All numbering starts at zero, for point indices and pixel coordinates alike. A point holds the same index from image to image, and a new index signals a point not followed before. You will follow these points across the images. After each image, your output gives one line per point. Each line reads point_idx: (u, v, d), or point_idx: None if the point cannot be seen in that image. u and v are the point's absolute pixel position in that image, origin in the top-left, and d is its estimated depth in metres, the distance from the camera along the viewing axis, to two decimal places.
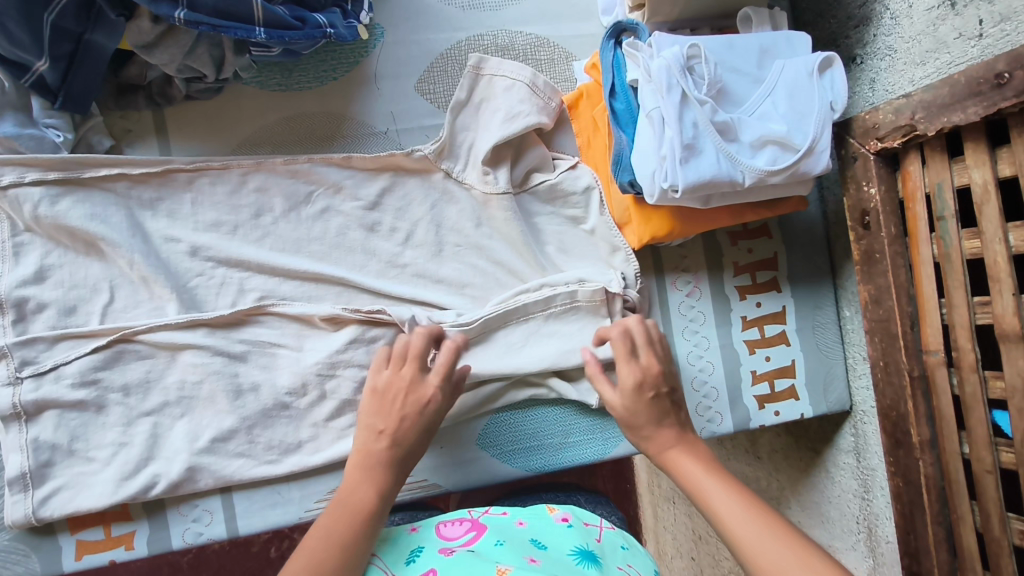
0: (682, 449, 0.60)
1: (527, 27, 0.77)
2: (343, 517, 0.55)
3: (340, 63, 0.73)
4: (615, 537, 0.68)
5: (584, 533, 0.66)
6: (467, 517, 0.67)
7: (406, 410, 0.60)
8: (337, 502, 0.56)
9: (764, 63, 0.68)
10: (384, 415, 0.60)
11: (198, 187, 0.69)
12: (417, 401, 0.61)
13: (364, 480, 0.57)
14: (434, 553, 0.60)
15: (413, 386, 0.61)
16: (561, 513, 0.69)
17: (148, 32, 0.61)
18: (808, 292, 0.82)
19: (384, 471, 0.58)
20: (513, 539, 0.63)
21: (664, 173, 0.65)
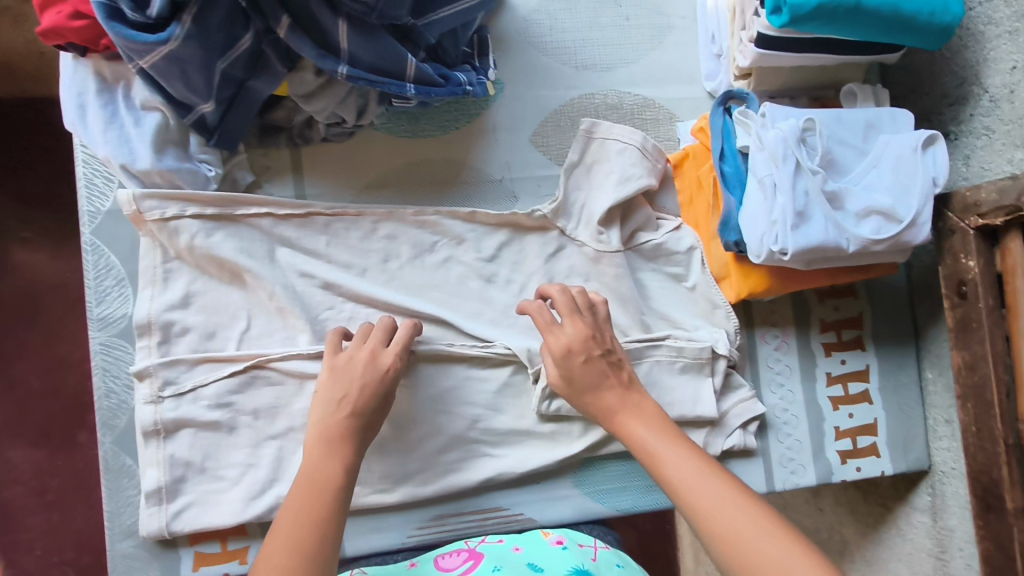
0: (625, 408, 0.65)
1: (636, 89, 0.82)
2: (315, 494, 0.57)
3: (463, 114, 0.78)
4: (611, 556, 0.69)
5: (579, 553, 0.68)
6: (466, 547, 0.71)
7: (366, 377, 0.65)
8: (302, 479, 0.58)
9: (869, 136, 0.72)
10: (342, 386, 0.65)
11: (334, 231, 0.75)
12: (365, 372, 0.65)
13: (326, 456, 0.60)
14: None
15: (364, 357, 0.66)
16: (556, 537, 0.71)
17: (310, 83, 0.66)
18: (892, 353, 0.85)
19: (343, 444, 0.62)
20: (510, 563, 0.66)
21: (773, 237, 0.68)
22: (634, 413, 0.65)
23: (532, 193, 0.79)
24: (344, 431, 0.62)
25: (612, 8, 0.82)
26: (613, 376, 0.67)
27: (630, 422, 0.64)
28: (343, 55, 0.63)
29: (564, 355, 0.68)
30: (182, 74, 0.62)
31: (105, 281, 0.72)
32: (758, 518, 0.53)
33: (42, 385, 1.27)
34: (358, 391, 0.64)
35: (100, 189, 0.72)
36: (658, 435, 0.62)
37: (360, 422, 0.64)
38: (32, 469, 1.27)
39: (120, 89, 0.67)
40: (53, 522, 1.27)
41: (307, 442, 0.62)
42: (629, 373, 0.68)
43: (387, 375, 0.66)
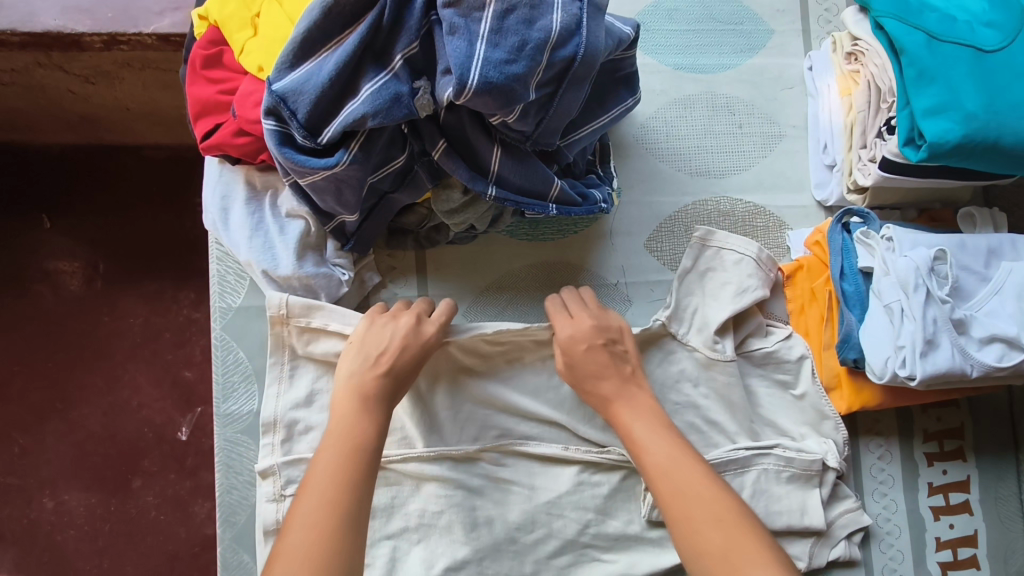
0: (621, 397, 0.68)
1: (748, 196, 0.84)
2: (355, 455, 0.59)
3: (582, 219, 0.80)
4: None
5: None
6: None
7: (407, 341, 0.67)
8: (333, 436, 0.61)
9: (990, 263, 0.73)
10: (381, 344, 0.67)
11: (456, 330, 0.77)
12: (393, 342, 0.67)
13: (359, 417, 0.62)
14: None
15: (405, 320, 0.69)
16: None
17: (456, 201, 0.68)
18: (993, 464, 0.85)
19: (374, 404, 0.63)
20: None
21: (900, 360, 0.69)
22: (629, 403, 0.67)
23: (646, 297, 0.80)
24: (377, 387, 0.65)
25: (726, 116, 0.84)
26: (629, 377, 0.69)
27: (624, 411, 0.67)
28: (492, 175, 0.65)
29: (571, 341, 0.71)
30: (336, 190, 0.64)
31: (232, 376, 0.73)
32: (722, 512, 0.58)
33: (102, 430, 1.31)
34: (394, 354, 0.66)
35: (232, 285, 0.73)
36: (643, 427, 0.65)
37: (393, 383, 0.66)
38: (86, 514, 1.28)
39: (268, 198, 0.70)
40: (104, 568, 1.27)
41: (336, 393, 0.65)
42: (630, 367, 0.70)
43: (424, 336, 0.69)
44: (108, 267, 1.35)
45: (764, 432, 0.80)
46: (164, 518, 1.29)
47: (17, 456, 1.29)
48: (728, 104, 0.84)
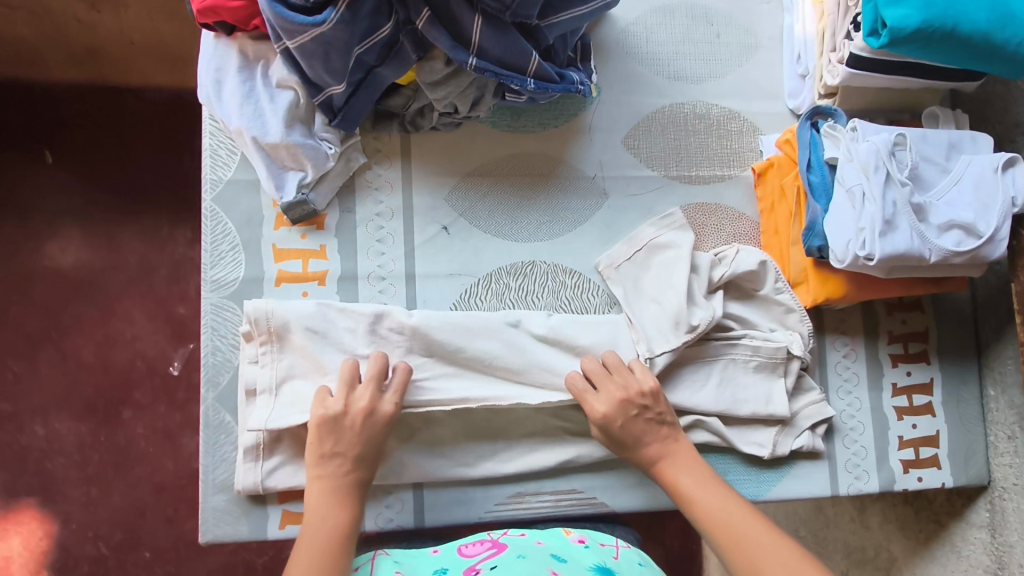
0: (665, 455, 0.72)
1: (723, 101, 0.87)
2: (337, 542, 0.63)
3: (562, 114, 0.83)
4: (632, 555, 0.73)
5: (601, 553, 0.71)
6: (489, 539, 0.74)
7: (363, 432, 0.68)
8: (312, 524, 0.64)
9: (951, 156, 0.76)
10: (347, 444, 0.68)
11: (439, 213, 0.80)
12: (353, 418, 0.68)
13: (338, 506, 0.66)
14: None
15: (357, 417, 0.68)
16: (577, 534, 0.75)
17: (439, 72, 0.70)
18: (955, 368, 0.88)
19: (352, 493, 0.67)
20: (535, 553, 0.69)
21: (860, 242, 0.72)
22: (675, 463, 0.72)
23: (622, 192, 0.84)
24: (348, 479, 0.67)
25: (704, 26, 0.88)
26: (668, 435, 0.73)
27: (670, 468, 0.72)
28: (473, 47, 0.68)
29: (611, 420, 0.72)
30: (323, 54, 0.68)
31: (221, 245, 0.76)
32: (777, 545, 0.63)
33: (96, 359, 1.26)
34: (359, 445, 0.68)
35: (224, 158, 0.77)
36: (690, 477, 0.70)
37: (362, 473, 0.68)
38: (76, 443, 1.23)
39: (259, 67, 0.73)
40: (93, 497, 1.22)
41: (310, 480, 0.68)
42: (668, 428, 0.73)
43: (380, 419, 0.69)
44: (104, 199, 1.30)
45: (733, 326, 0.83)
46: (152, 450, 1.25)
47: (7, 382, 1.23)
48: (707, 15, 0.88)
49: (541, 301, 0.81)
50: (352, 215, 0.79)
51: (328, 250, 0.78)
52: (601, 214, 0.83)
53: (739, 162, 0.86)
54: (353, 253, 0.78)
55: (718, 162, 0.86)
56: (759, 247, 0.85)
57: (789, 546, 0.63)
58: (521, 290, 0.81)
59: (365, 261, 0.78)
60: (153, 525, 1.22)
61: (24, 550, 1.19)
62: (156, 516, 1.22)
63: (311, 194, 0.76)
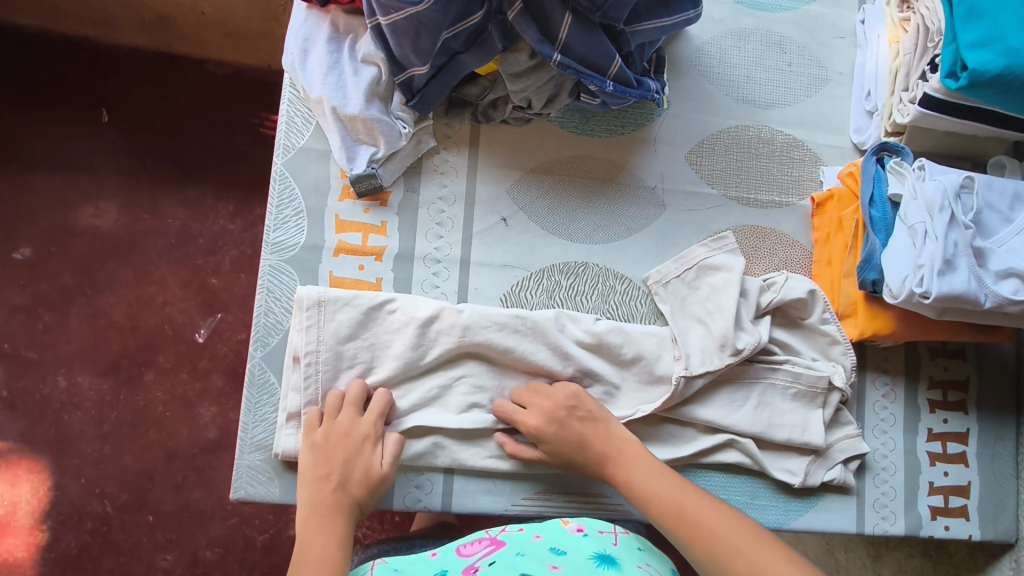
0: (614, 453, 0.71)
1: (788, 128, 0.88)
2: (323, 571, 0.60)
3: (629, 123, 0.85)
4: (631, 541, 0.71)
5: (599, 540, 0.69)
6: (488, 537, 0.73)
7: (345, 452, 0.68)
8: (298, 557, 0.62)
9: (1015, 205, 0.76)
10: (326, 464, 0.68)
11: (498, 204, 0.81)
12: (347, 446, 0.69)
13: (320, 533, 0.63)
14: (458, 573, 0.66)
15: (348, 447, 0.69)
16: (576, 524, 0.73)
17: (522, 64, 0.72)
18: (993, 421, 0.87)
19: (336, 514, 0.65)
20: (534, 550, 0.67)
21: (917, 279, 0.73)
22: (626, 461, 0.70)
23: (680, 206, 0.85)
24: (333, 500, 0.66)
25: (777, 53, 0.89)
26: (613, 435, 0.72)
27: (623, 468, 0.70)
28: (559, 43, 0.70)
29: (543, 427, 0.72)
30: (414, 32, 0.70)
31: (285, 210, 0.77)
32: (735, 530, 0.63)
33: (125, 320, 1.26)
34: (339, 465, 0.68)
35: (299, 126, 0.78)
36: (648, 470, 0.69)
37: (348, 494, 0.67)
38: (95, 399, 1.22)
39: (348, 41, 0.75)
40: (105, 455, 1.20)
41: (303, 512, 0.66)
42: (603, 425, 0.73)
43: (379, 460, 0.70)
44: (155, 166, 1.32)
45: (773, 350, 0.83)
46: (169, 415, 1.23)
47: (39, 331, 1.24)
48: (781, 43, 0.89)
49: (589, 303, 0.81)
50: (416, 195, 0.80)
51: (389, 227, 0.79)
52: (657, 224, 0.84)
53: (799, 190, 0.87)
54: (412, 233, 0.79)
55: (777, 188, 0.87)
56: (809, 276, 0.85)
57: (747, 532, 0.63)
58: (571, 290, 0.81)
59: (422, 242, 0.79)
60: (159, 490, 1.19)
61: (31, 498, 1.17)
62: (164, 482, 1.19)
63: (379, 170, 0.77)
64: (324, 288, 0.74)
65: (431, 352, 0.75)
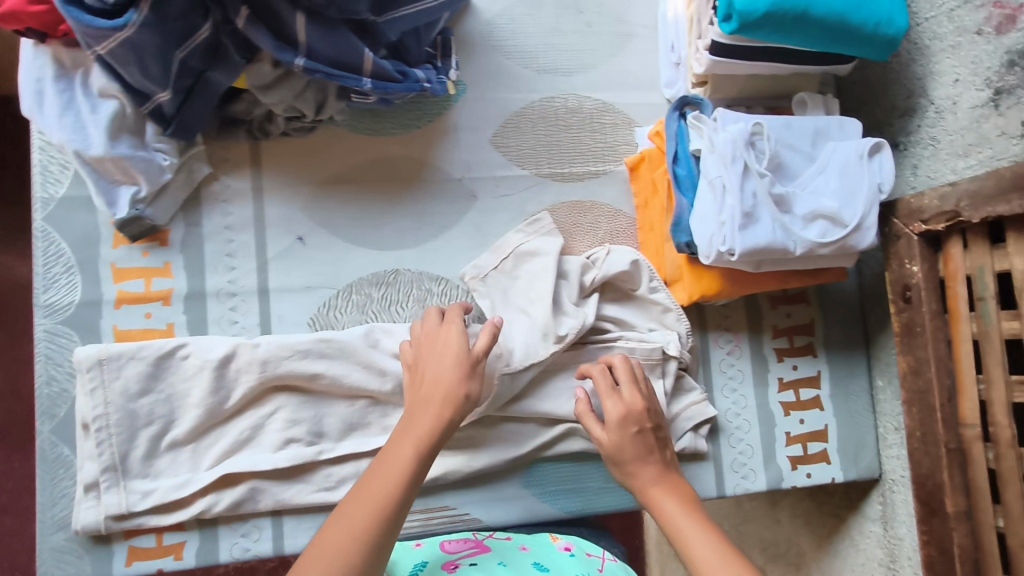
0: (658, 485, 0.66)
1: (596, 93, 0.84)
2: (382, 489, 0.56)
3: (425, 113, 0.79)
4: (617, 570, 0.70)
5: (585, 562, 0.70)
6: (472, 539, 0.74)
7: (444, 354, 0.65)
8: (363, 479, 0.57)
9: (818, 143, 0.73)
10: (424, 361, 0.66)
11: (292, 224, 0.75)
12: (444, 368, 0.64)
13: (399, 443, 0.59)
14: (439, 566, 0.67)
15: (455, 361, 0.65)
16: (565, 543, 0.74)
17: (267, 75, 0.66)
18: (842, 360, 0.87)
19: (423, 414, 0.62)
20: (517, 561, 0.68)
21: (722, 238, 0.70)
22: (668, 488, 0.65)
23: (492, 193, 0.80)
24: (426, 402, 0.63)
25: (575, 15, 0.84)
26: (656, 457, 0.68)
27: (665, 499, 0.64)
28: (301, 47, 0.64)
29: (621, 428, 0.68)
30: (137, 61, 0.62)
31: (54, 267, 0.71)
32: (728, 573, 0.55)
33: None
34: (431, 370, 0.65)
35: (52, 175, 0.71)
36: (670, 504, 0.64)
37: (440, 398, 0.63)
38: None
39: (78, 75, 0.67)
40: None
41: (415, 399, 0.63)
42: (668, 453, 0.70)
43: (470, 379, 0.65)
44: None
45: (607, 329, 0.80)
46: None
47: None
48: (577, 3, 0.84)
49: (406, 311, 0.77)
50: (198, 229, 0.74)
51: (173, 267, 0.73)
52: (469, 217, 0.79)
53: (615, 156, 0.83)
54: (199, 269, 0.73)
55: (592, 158, 0.83)
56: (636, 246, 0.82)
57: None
58: (384, 301, 0.76)
59: (212, 277, 0.74)
60: None
61: None
62: None
63: (147, 210, 0.71)
64: (105, 345, 0.69)
65: (235, 391, 0.71)
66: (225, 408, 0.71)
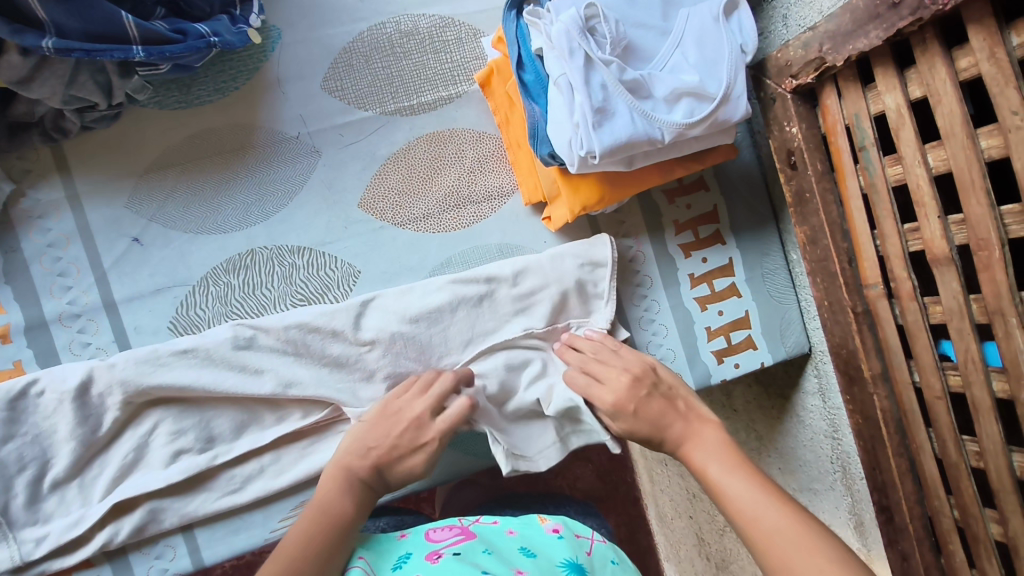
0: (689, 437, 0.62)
1: (431, 9, 0.76)
2: (328, 527, 0.55)
3: (240, 72, 0.71)
4: (605, 551, 0.69)
5: (575, 545, 0.67)
6: (457, 525, 0.69)
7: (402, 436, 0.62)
8: (313, 510, 0.57)
9: (669, 14, 0.66)
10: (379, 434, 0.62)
11: (124, 223, 0.69)
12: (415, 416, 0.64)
13: (339, 492, 0.58)
14: (421, 559, 0.61)
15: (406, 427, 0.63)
16: (553, 523, 0.72)
17: (20, 67, 0.57)
18: (753, 240, 0.81)
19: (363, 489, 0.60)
20: (502, 549, 0.64)
21: (580, 141, 0.63)
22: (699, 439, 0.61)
23: (337, 144, 0.73)
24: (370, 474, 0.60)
25: None
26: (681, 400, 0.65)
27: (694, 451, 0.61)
28: (47, 26, 0.56)
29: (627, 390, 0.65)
30: None
31: None
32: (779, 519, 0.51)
33: None
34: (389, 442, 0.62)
35: None
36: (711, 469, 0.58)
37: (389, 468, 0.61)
38: None
39: None
40: None
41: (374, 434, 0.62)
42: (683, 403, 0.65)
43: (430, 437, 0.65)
44: None
45: (490, 268, 0.71)
46: None
47: None
48: None
49: (272, 292, 0.71)
50: (19, 253, 0.67)
51: (3, 301, 0.66)
52: (318, 175, 0.72)
53: (466, 75, 0.76)
54: (33, 296, 0.67)
55: (441, 82, 0.76)
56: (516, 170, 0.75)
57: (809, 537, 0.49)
58: (246, 287, 0.70)
59: (50, 301, 0.67)
60: None
61: None
62: None
63: None
64: None
65: (105, 417, 0.65)
66: (98, 437, 0.65)
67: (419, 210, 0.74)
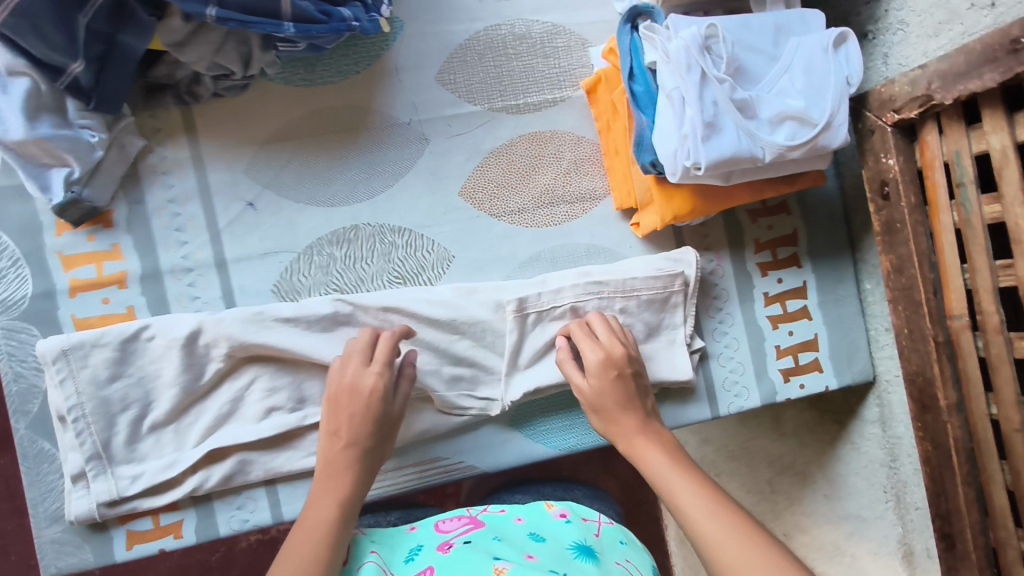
0: (641, 439, 0.63)
1: (545, 16, 0.80)
2: (320, 531, 0.57)
3: (362, 57, 0.75)
4: (615, 533, 0.72)
5: (583, 528, 0.69)
6: (467, 514, 0.71)
7: (355, 409, 0.62)
8: (297, 523, 0.58)
9: (779, 40, 0.69)
10: (337, 418, 0.63)
11: (240, 187, 0.73)
12: (361, 399, 0.62)
13: (321, 491, 0.59)
14: (433, 549, 0.63)
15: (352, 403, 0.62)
16: (560, 509, 0.73)
17: (179, 31, 0.62)
18: (829, 267, 0.83)
19: (343, 473, 0.61)
20: (510, 535, 0.66)
21: (686, 151, 0.66)
22: (651, 441, 0.63)
23: (444, 134, 0.77)
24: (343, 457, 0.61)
25: None
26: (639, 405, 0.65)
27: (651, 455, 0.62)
28: None
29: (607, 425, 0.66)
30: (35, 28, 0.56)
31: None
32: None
33: None
34: (348, 424, 0.62)
35: None
36: (674, 485, 0.58)
37: (360, 451, 0.62)
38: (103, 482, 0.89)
39: None
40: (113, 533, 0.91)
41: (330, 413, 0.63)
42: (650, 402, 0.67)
43: (392, 413, 0.64)
44: None
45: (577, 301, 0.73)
46: None
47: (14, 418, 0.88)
48: None
49: (371, 267, 0.74)
50: (141, 205, 0.71)
51: (123, 249, 0.70)
52: (424, 161, 0.76)
53: (571, 81, 0.80)
54: (151, 247, 0.71)
55: (546, 85, 0.79)
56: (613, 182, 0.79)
57: None
58: (348, 259, 0.74)
59: (166, 254, 0.71)
60: None
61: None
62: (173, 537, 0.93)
63: (83, 191, 0.67)
64: (67, 334, 0.66)
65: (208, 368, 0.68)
66: (201, 386, 0.68)
67: (514, 205, 0.77)
